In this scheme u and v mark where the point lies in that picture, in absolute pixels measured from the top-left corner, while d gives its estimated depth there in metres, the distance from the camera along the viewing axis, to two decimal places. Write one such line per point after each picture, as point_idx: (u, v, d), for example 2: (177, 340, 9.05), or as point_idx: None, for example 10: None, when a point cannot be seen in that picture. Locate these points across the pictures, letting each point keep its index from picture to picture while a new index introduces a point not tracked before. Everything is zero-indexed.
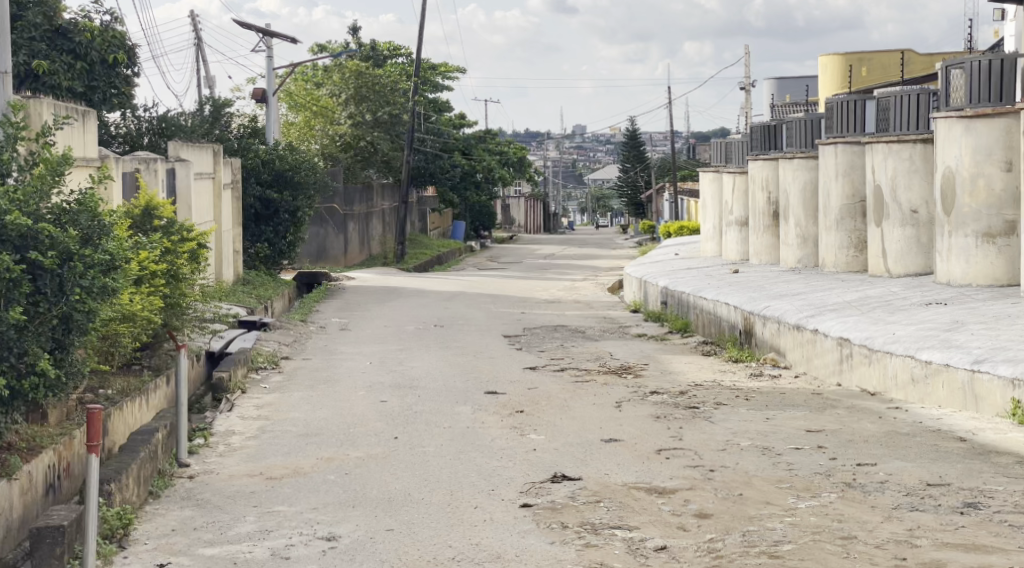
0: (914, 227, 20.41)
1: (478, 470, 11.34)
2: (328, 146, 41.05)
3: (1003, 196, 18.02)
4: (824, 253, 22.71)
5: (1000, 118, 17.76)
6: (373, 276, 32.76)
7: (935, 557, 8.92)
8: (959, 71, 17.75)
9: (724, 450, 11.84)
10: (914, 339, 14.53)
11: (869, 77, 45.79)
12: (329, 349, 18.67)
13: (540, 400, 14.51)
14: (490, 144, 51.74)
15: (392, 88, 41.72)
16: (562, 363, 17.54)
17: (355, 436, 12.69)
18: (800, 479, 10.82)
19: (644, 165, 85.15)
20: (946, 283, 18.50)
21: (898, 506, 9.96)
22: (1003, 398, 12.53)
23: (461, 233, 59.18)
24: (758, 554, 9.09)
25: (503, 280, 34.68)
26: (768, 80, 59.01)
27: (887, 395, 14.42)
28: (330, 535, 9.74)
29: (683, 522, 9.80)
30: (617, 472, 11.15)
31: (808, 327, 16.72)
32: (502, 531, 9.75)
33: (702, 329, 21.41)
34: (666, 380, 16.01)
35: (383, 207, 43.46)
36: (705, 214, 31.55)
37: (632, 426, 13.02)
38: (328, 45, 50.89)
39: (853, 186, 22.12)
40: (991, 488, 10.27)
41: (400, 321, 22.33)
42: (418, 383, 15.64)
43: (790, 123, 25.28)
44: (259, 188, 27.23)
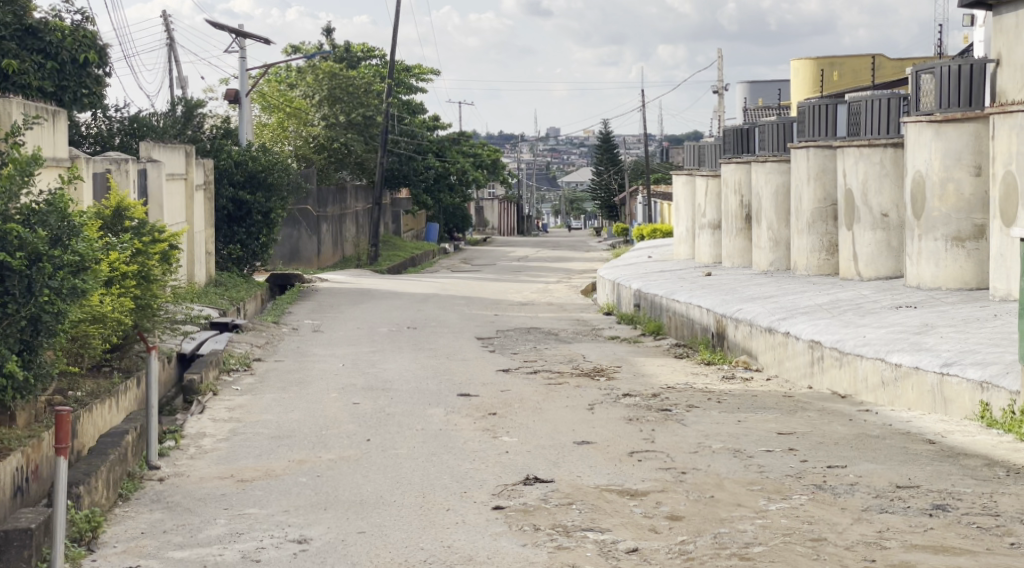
0: (885, 231, 20.52)
1: (450, 472, 11.36)
2: (302, 148, 40.77)
3: (973, 202, 18.10)
4: (796, 255, 22.81)
5: (970, 123, 17.85)
6: (347, 278, 32.78)
7: (904, 559, 8.98)
8: (929, 76, 17.99)
9: (695, 453, 11.88)
10: (884, 342, 14.62)
11: (841, 82, 46.13)
12: (302, 351, 18.64)
13: (513, 402, 14.53)
14: (464, 147, 51.88)
15: (366, 89, 41.69)
16: (535, 365, 17.56)
17: (327, 437, 12.68)
18: (771, 481, 10.87)
19: (619, 167, 85.39)
20: (916, 287, 18.63)
21: (868, 508, 10.02)
22: (972, 401, 12.62)
23: (435, 236, 59.22)
24: (729, 556, 9.14)
25: (478, 282, 34.70)
26: (741, 85, 59.42)
27: (858, 397, 14.50)
28: (302, 538, 9.75)
29: (654, 524, 9.85)
30: (589, 475, 11.18)
31: (779, 330, 16.80)
32: (474, 533, 9.77)
33: (675, 332, 21.47)
34: (638, 382, 16.04)
35: (357, 209, 43.41)
36: (677, 216, 31.62)
37: (604, 428, 13.06)
38: (302, 46, 50.81)
39: (824, 189, 22.23)
40: (959, 490, 10.34)
41: (373, 323, 22.32)
42: (391, 385, 15.64)
43: (763, 126, 25.35)
44: (231, 189, 27.14)
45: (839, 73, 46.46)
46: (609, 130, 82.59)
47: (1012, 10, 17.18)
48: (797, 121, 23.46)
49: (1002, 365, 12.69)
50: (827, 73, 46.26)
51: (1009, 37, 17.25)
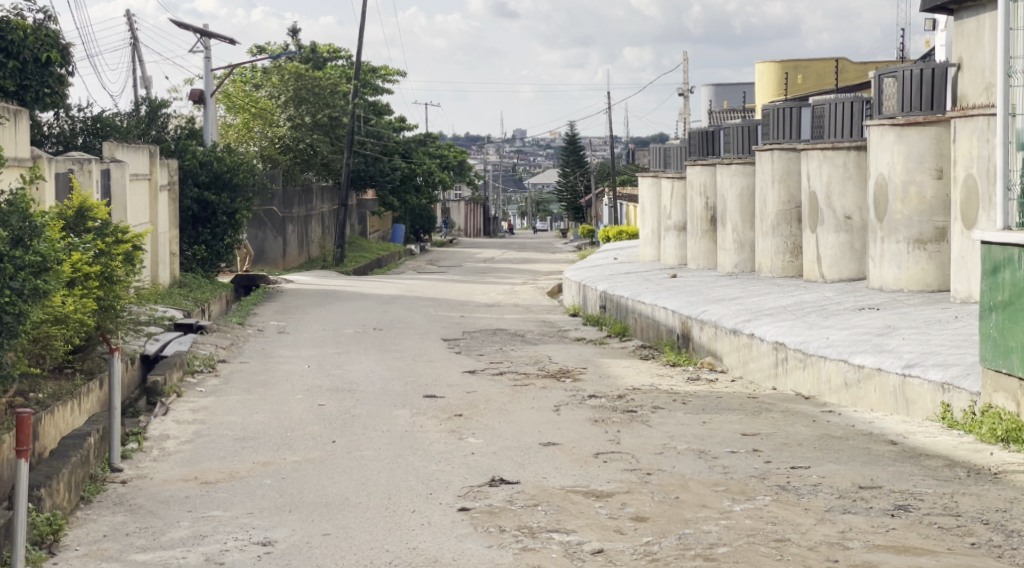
0: (848, 233, 20.66)
1: (415, 474, 11.36)
2: (267, 148, 40.63)
3: (935, 204, 18.24)
4: (760, 257, 22.94)
5: (931, 126, 17.98)
6: (313, 278, 32.77)
7: (866, 558, 9.04)
8: (892, 80, 18.13)
9: (660, 454, 11.92)
10: (847, 343, 14.72)
11: (804, 85, 46.49)
12: (267, 352, 18.58)
13: (479, 404, 14.55)
14: (430, 148, 51.87)
15: (332, 90, 41.57)
16: (501, 367, 17.59)
17: (292, 440, 12.66)
18: (735, 482, 10.92)
19: (584, 169, 85.87)
20: (878, 288, 18.76)
21: (831, 509, 10.08)
22: (933, 402, 12.71)
23: (401, 237, 59.16)
24: (693, 557, 9.17)
25: (444, 283, 34.68)
26: (706, 88, 59.87)
27: (821, 398, 14.61)
28: (266, 540, 9.73)
29: (619, 525, 9.87)
30: (554, 476, 11.20)
31: (744, 332, 16.87)
32: (439, 535, 9.77)
33: (640, 334, 21.52)
34: (604, 384, 16.08)
35: (322, 210, 43.30)
36: (643, 218, 31.72)
37: (570, 430, 13.08)
38: (267, 47, 50.64)
39: (789, 191, 22.34)
40: (921, 490, 10.41)
41: (340, 324, 22.32)
42: (356, 386, 15.64)
43: (729, 128, 25.48)
44: (196, 189, 27.02)
45: (803, 77, 46.86)
46: (574, 133, 82.95)
47: (973, 14, 17.24)
48: (762, 125, 23.57)
49: (963, 366, 12.80)
50: (792, 76, 46.63)
51: (970, 41, 17.33)
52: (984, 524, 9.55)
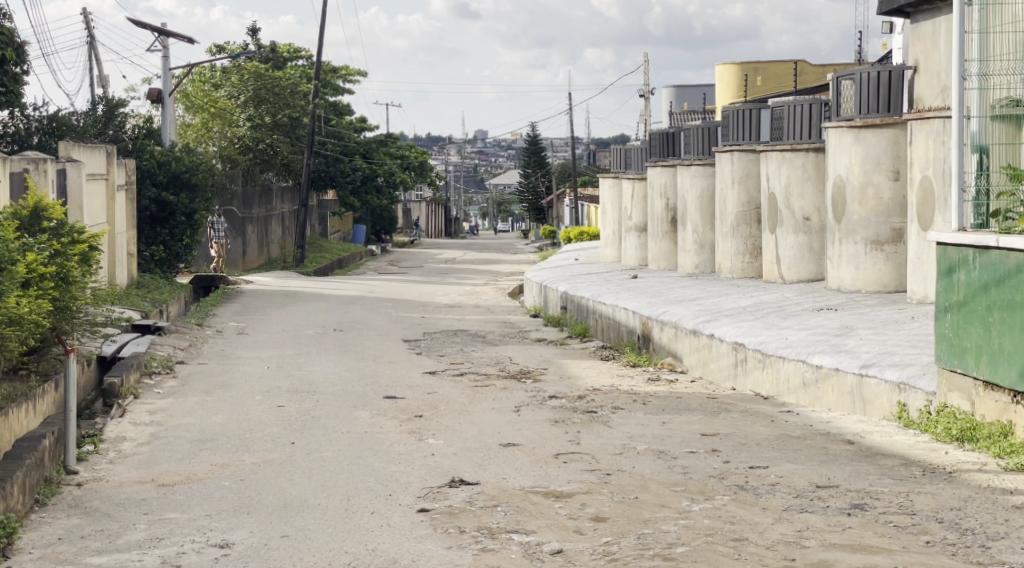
0: (807, 234, 20.78)
1: (374, 475, 11.35)
2: (226, 149, 40.37)
3: (891, 205, 18.41)
4: (721, 258, 23.05)
5: (888, 129, 18.13)
6: (272, 279, 32.69)
7: (823, 557, 9.09)
8: (849, 82, 18.27)
9: (620, 454, 11.94)
10: (805, 343, 14.81)
11: (763, 87, 46.85)
12: (226, 353, 18.52)
13: (439, 405, 14.53)
14: (390, 148, 51.88)
15: (291, 90, 41.45)
16: (461, 368, 17.61)
17: (250, 441, 12.62)
18: (694, 482, 10.96)
19: (546, 170, 86.17)
20: (836, 289, 18.89)
21: (789, 508, 10.13)
22: (890, 401, 12.80)
23: (362, 238, 59.12)
24: (652, 557, 9.20)
25: (405, 284, 34.67)
26: (667, 91, 60.35)
27: (779, 398, 14.69)
28: (223, 542, 9.70)
29: (579, 526, 9.89)
30: (514, 476, 11.23)
31: (704, 332, 16.94)
32: (399, 537, 9.76)
33: (601, 334, 21.57)
34: (564, 384, 16.12)
35: (281, 210, 43.17)
36: (604, 219, 31.79)
37: (530, 430, 13.10)
38: (226, 46, 50.45)
39: (748, 192, 22.49)
40: (877, 490, 10.47)
41: (298, 325, 22.27)
42: (316, 387, 15.60)
43: (689, 130, 25.38)
44: (154, 190, 26.92)
45: (762, 78, 47.27)
46: (537, 135, 83.16)
47: (928, 17, 17.36)
48: (722, 126, 23.65)
49: (919, 366, 12.90)
50: (751, 78, 47.01)
51: (926, 44, 17.47)
52: (939, 522, 9.62)
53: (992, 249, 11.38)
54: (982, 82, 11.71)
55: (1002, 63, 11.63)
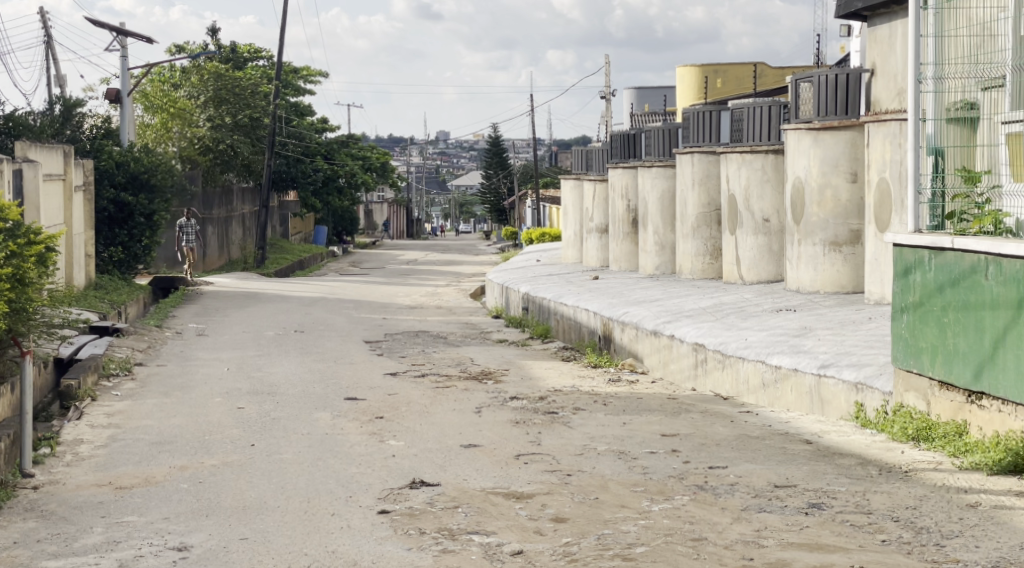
0: (766, 236, 20.95)
1: (335, 477, 11.33)
2: (186, 149, 39.91)
3: (849, 207, 18.56)
4: (681, 259, 23.14)
5: (846, 131, 18.30)
6: (232, 280, 32.58)
7: (781, 556, 9.13)
8: (808, 85, 18.43)
9: (580, 455, 11.98)
10: (765, 344, 14.88)
11: (722, 89, 47.13)
12: (185, 355, 18.45)
13: (399, 406, 14.53)
14: (352, 149, 51.89)
15: (251, 90, 41.25)
16: (423, 369, 17.59)
17: (209, 444, 12.58)
18: (653, 482, 11.01)
19: (508, 171, 86.31)
20: (795, 290, 19.06)
21: (748, 508, 10.19)
22: (847, 401, 12.88)
23: (324, 239, 59.04)
24: (612, 557, 9.22)
25: (367, 285, 34.64)
26: (629, 93, 60.67)
27: (739, 399, 14.76)
28: (181, 545, 9.66)
29: (539, 527, 9.91)
30: (474, 477, 11.25)
31: (664, 333, 17.03)
32: (359, 538, 9.76)
33: (563, 335, 21.63)
34: (525, 386, 16.13)
35: (242, 211, 43.03)
36: (566, 220, 31.84)
37: (490, 431, 13.11)
38: (186, 46, 50.31)
39: (708, 194, 22.62)
40: (835, 489, 10.54)
41: (259, 326, 22.22)
42: (277, 389, 15.56)
43: (650, 131, 25.42)
44: (112, 190, 26.84)
45: (722, 79, 47.54)
46: (498, 137, 83.34)
47: (885, 20, 17.38)
48: (683, 128, 23.75)
49: (876, 366, 13.00)
50: (711, 80, 47.26)
51: (883, 47, 17.52)
52: (895, 521, 9.69)
53: (948, 250, 11.49)
54: (937, 85, 11.85)
55: (955, 66, 11.70)
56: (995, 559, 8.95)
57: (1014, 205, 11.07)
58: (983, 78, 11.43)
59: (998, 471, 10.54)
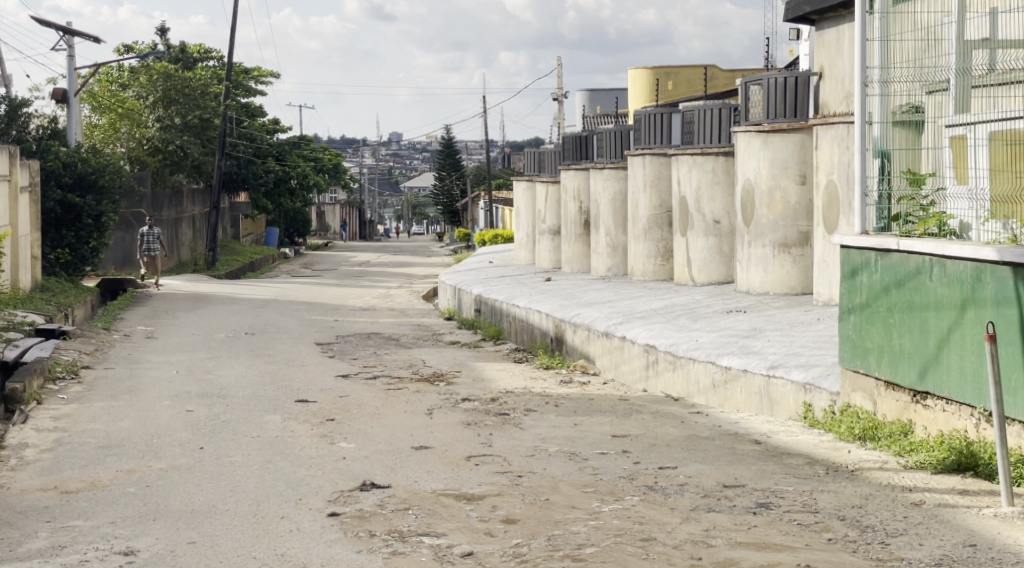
0: (716, 237, 21.08)
1: (285, 479, 11.29)
2: (135, 150, 39.83)
3: (798, 209, 18.73)
4: (633, 261, 23.22)
5: (795, 134, 18.43)
6: (182, 282, 32.37)
7: (728, 556, 9.16)
8: (758, 87, 18.55)
9: (531, 456, 11.99)
10: (714, 345, 14.94)
11: (674, 91, 47.34)
12: (133, 358, 18.32)
13: (351, 408, 14.48)
14: (305, 151, 51.81)
15: (204, 90, 40.95)
16: (374, 371, 17.55)
17: (157, 447, 12.49)
18: (604, 483, 11.02)
19: (461, 173, 86.44)
20: (745, 292, 19.21)
21: (697, 508, 10.22)
22: (796, 402, 12.95)
23: (275, 241, 58.84)
24: (562, 558, 9.23)
25: (319, 287, 34.56)
26: (582, 94, 60.99)
27: (690, 399, 14.82)
28: (128, 550, 9.60)
29: (490, 528, 9.90)
30: (425, 479, 11.23)
31: (616, 335, 17.07)
32: (308, 541, 9.72)
33: (515, 337, 21.65)
34: (477, 387, 16.12)
35: (192, 213, 42.81)
36: (518, 223, 31.81)
37: (441, 433, 13.10)
38: (135, 46, 50.05)
39: (659, 196, 22.72)
40: (783, 488, 10.59)
41: (209, 328, 22.09)
42: (226, 392, 15.47)
43: (601, 134, 25.42)
44: (59, 192, 26.61)
45: (674, 82, 47.75)
46: (451, 139, 83.53)
47: (832, 24, 17.48)
48: (634, 130, 23.81)
49: (824, 367, 13.09)
50: (663, 82, 47.44)
51: (831, 50, 17.63)
52: (841, 520, 9.75)
53: (893, 251, 11.57)
54: (884, 89, 11.94)
55: (902, 70, 11.83)
56: (937, 557, 9.01)
57: (956, 208, 11.16)
58: (927, 82, 11.63)
59: (942, 470, 10.61)
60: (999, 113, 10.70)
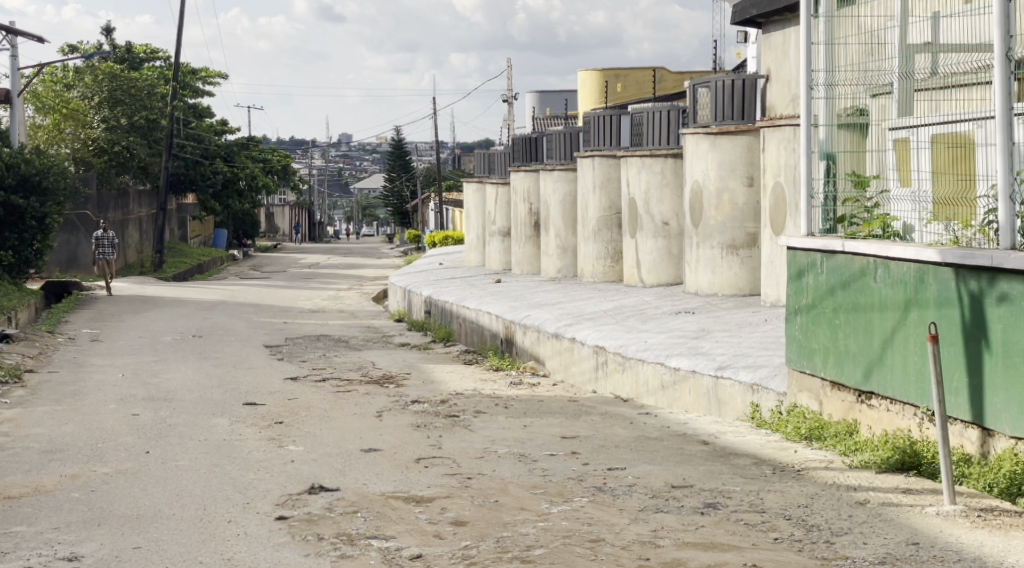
0: (665, 239, 21.13)
1: (232, 483, 11.23)
2: (79, 150, 39.31)
3: (746, 211, 18.84)
4: (583, 262, 23.26)
5: (742, 135, 18.54)
6: (129, 285, 32.12)
7: (676, 556, 9.19)
8: (705, 89, 18.67)
9: (480, 458, 11.99)
10: (663, 346, 14.99)
11: (623, 93, 47.56)
12: (79, 361, 18.15)
13: (299, 411, 14.43)
14: (253, 152, 51.66)
15: (149, 91, 41.06)
16: (323, 373, 17.50)
17: (102, 451, 12.39)
18: (553, 484, 11.03)
19: (411, 174, 86.57)
20: (694, 292, 19.29)
21: (645, 508, 10.25)
22: (743, 403, 13.01)
23: (223, 242, 58.60)
24: (510, 560, 9.22)
25: (268, 289, 34.43)
26: (532, 95, 61.33)
27: (639, 400, 14.85)
28: (72, 555, 9.52)
29: (439, 530, 9.89)
30: (374, 482, 11.19)
31: (566, 336, 17.11)
32: (255, 545, 9.67)
33: (465, 338, 21.64)
34: (427, 389, 16.10)
35: (140, 215, 42.47)
36: (469, 224, 31.78)
37: (391, 435, 13.08)
38: (80, 46, 49.69)
39: (609, 198, 22.79)
40: (731, 488, 10.63)
41: (156, 330, 21.97)
42: (173, 395, 15.37)
43: (551, 135, 25.45)
44: (2, 193, 26.33)
45: (623, 84, 47.95)
46: (402, 141, 83.63)
47: (778, 27, 17.60)
48: (583, 132, 23.88)
49: (771, 367, 13.16)
50: (612, 84, 47.64)
51: (777, 53, 17.76)
52: (787, 519, 9.80)
53: (838, 253, 11.65)
54: (829, 92, 12.03)
55: (846, 73, 11.90)
56: (881, 555, 9.07)
57: (900, 209, 11.26)
58: (871, 85, 11.67)
59: (886, 469, 10.67)
60: (941, 116, 10.78)
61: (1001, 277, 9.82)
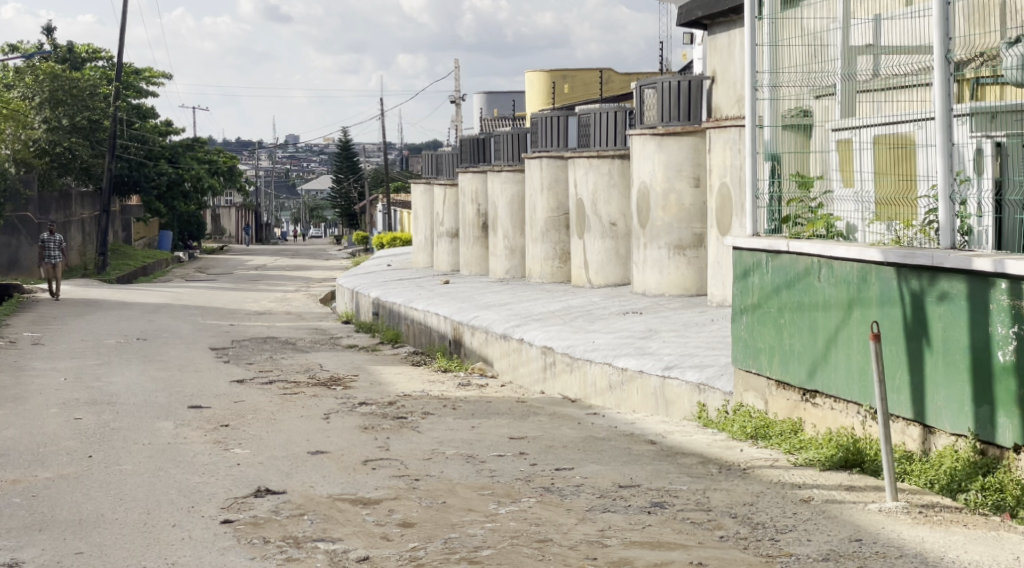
0: (613, 239, 21.14)
1: (177, 486, 11.17)
2: (20, 151, 38.00)
3: (693, 211, 18.93)
4: (531, 263, 23.28)
5: (688, 136, 18.64)
6: (72, 288, 31.84)
7: (622, 556, 9.21)
8: (653, 91, 18.82)
9: (428, 459, 11.97)
10: (611, 347, 15.04)
11: (569, 94, 47.71)
12: (19, 365, 17.97)
13: (246, 413, 14.37)
14: (198, 153, 51.39)
15: (91, 92, 40.74)
16: (270, 375, 17.42)
17: (45, 456, 12.28)
18: (501, 485, 11.03)
19: (358, 175, 86.50)
20: (641, 293, 19.35)
21: (593, 508, 10.27)
22: (690, 402, 13.06)
23: (168, 243, 58.18)
24: (458, 561, 9.21)
25: (214, 290, 34.25)
26: (480, 97, 61.48)
27: (587, 400, 14.89)
28: (13, 561, 9.44)
29: (386, 532, 9.87)
30: (321, 484, 11.16)
31: (513, 336, 17.14)
32: (200, 549, 9.62)
33: (412, 340, 21.63)
34: (374, 390, 16.06)
35: (83, 217, 42.13)
36: (417, 225, 31.75)
37: (338, 437, 13.04)
38: (21, 47, 49.25)
39: (556, 198, 22.84)
40: (677, 487, 10.68)
41: (99, 334, 21.80)
42: (116, 398, 15.25)
43: (498, 136, 25.49)
44: None
45: (570, 85, 48.11)
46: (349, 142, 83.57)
47: (724, 29, 17.71)
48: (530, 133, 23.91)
49: (718, 367, 13.22)
50: (559, 85, 47.80)
51: (722, 55, 17.90)
52: (733, 517, 9.86)
53: (783, 253, 11.73)
54: (773, 93, 12.10)
55: (790, 75, 11.99)
56: (824, 552, 9.13)
57: (843, 210, 11.36)
58: (814, 87, 11.78)
59: (830, 466, 10.75)
60: (883, 117, 10.89)
61: (941, 276, 9.92)
